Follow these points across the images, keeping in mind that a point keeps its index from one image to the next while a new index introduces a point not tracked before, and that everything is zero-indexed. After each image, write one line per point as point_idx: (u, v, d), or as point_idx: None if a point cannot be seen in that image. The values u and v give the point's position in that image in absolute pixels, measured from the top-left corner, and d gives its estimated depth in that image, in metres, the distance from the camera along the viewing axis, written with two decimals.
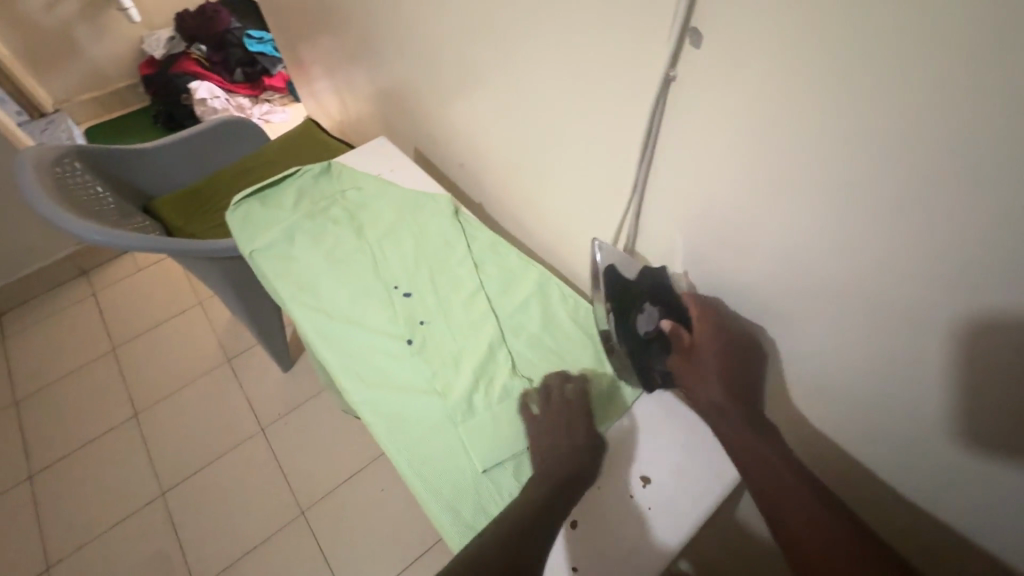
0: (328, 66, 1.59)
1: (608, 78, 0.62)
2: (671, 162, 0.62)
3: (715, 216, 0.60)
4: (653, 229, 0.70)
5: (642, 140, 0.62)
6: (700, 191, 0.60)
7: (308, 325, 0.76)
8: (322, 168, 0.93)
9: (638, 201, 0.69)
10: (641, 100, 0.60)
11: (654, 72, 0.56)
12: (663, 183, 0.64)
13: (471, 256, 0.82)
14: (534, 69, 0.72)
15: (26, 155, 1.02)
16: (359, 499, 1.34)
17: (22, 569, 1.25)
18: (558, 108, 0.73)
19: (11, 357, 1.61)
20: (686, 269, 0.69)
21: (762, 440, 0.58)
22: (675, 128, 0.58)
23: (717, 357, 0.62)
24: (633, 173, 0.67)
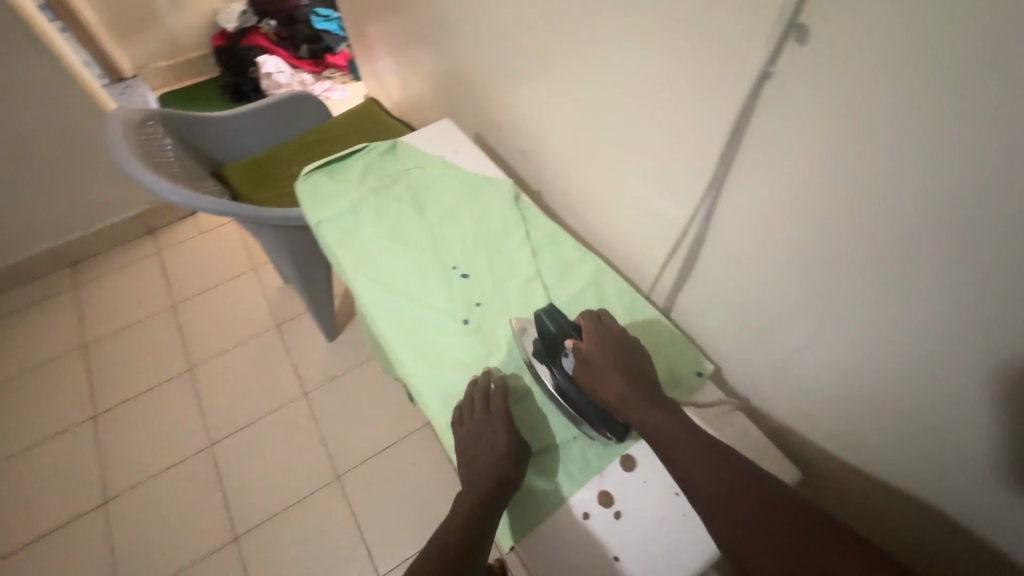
0: (393, 46, 1.62)
1: (691, 74, 0.60)
2: (749, 165, 0.59)
3: (791, 224, 0.58)
4: (720, 233, 0.68)
5: (724, 140, 0.60)
6: (777, 198, 0.58)
7: (367, 296, 0.79)
8: (387, 146, 0.95)
9: (709, 203, 0.67)
10: (728, 98, 0.57)
11: (747, 69, 0.54)
12: (738, 186, 0.62)
13: (529, 243, 0.83)
14: (609, 61, 0.71)
15: (116, 117, 1.10)
16: (390, 471, 1.38)
17: (82, 499, 1.35)
18: (630, 103, 0.71)
19: (82, 304, 1.73)
20: (750, 277, 0.67)
21: (669, 424, 0.57)
22: (759, 130, 0.56)
23: (610, 356, 0.63)
24: (707, 173, 0.65)
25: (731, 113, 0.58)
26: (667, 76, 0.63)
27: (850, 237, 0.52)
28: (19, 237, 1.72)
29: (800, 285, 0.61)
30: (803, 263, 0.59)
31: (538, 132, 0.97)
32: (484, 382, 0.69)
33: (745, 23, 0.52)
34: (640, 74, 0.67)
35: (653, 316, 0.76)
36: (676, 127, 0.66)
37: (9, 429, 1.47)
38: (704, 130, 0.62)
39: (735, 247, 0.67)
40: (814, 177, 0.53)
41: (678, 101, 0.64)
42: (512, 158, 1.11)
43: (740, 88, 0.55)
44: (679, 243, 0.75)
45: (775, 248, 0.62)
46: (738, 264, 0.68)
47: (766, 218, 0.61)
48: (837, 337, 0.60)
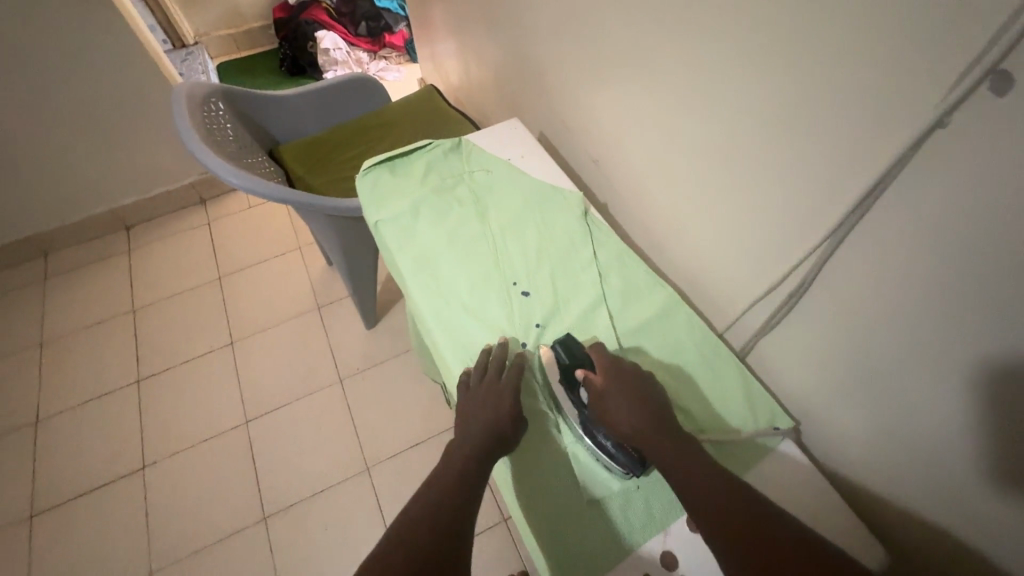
0: (458, 32, 1.56)
1: (824, 109, 0.52)
2: (882, 220, 0.51)
3: (922, 292, 0.50)
4: (829, 288, 0.60)
5: (861, 191, 0.51)
6: (916, 261, 0.49)
7: (423, 307, 0.75)
8: (453, 144, 0.91)
9: (822, 253, 0.58)
10: (876, 144, 0.49)
11: (912, 110, 0.45)
12: (863, 243, 0.54)
13: (597, 264, 0.77)
14: (716, 82, 0.63)
15: (181, 91, 1.08)
16: (418, 468, 1.37)
17: (123, 461, 1.39)
18: (739, 126, 0.63)
19: (133, 268, 1.77)
20: (856, 338, 0.59)
21: (683, 451, 0.54)
22: (905, 184, 0.48)
23: (624, 387, 0.61)
24: (828, 223, 0.56)
25: (878, 162, 0.49)
26: (793, 107, 0.55)
27: (998, 323, 0.44)
28: (79, 198, 1.76)
29: (918, 364, 0.53)
30: (931, 341, 0.51)
31: (613, 141, 0.90)
32: (496, 354, 0.68)
33: (906, 58, 0.44)
34: (757, 102, 0.59)
35: (728, 356, 0.70)
36: (795, 166, 0.58)
37: (59, 385, 1.52)
38: (831, 175, 0.54)
39: (846, 306, 0.59)
40: (967, 249, 0.45)
41: (800, 136, 0.56)
42: (579, 164, 1.05)
43: (896, 134, 0.47)
44: (774, 289, 0.67)
45: (897, 317, 0.53)
46: (845, 324, 0.60)
47: (894, 283, 0.52)
48: (953, 428, 0.52)
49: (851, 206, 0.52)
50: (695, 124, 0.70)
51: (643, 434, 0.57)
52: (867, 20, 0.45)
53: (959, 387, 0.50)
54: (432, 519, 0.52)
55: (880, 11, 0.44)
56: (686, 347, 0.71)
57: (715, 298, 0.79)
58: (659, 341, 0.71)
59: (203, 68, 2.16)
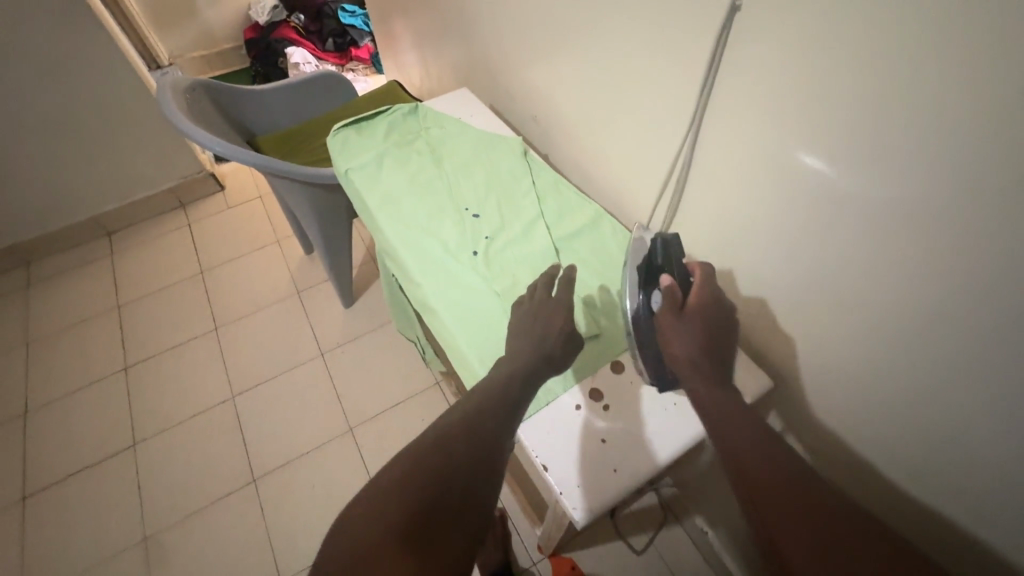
0: (417, 34, 1.73)
1: (674, 22, 0.68)
2: (720, 99, 0.67)
3: (756, 156, 0.65)
4: (699, 168, 0.75)
5: (703, 75, 0.67)
6: (748, 129, 0.65)
7: (389, 231, 0.87)
8: (410, 108, 1.05)
9: (692, 140, 0.74)
10: (704, 36, 0.65)
11: (721, 5, 0.61)
12: (713, 122, 0.69)
13: (534, 190, 0.91)
14: (605, 18, 0.80)
15: (166, 82, 1.21)
16: (398, 428, 1.46)
17: (113, 442, 1.45)
18: (626, 52, 0.79)
19: (116, 269, 1.85)
20: (726, 216, 0.74)
21: (729, 403, 0.60)
22: (729, 65, 0.64)
23: (699, 319, 0.66)
24: (690, 111, 0.72)
25: (709, 50, 0.65)
26: (654, 22, 0.71)
27: (804, 166, 0.60)
28: (61, 204, 1.84)
29: (766, 212, 0.68)
30: (767, 188, 0.66)
31: (546, 97, 1.06)
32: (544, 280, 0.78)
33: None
34: (633, 26, 0.75)
35: None
36: (662, 72, 0.74)
37: (46, 378, 1.58)
38: (683, 70, 0.70)
39: (716, 187, 0.74)
40: (776, 103, 0.60)
41: (664, 49, 0.72)
42: (524, 126, 1.21)
43: (714, 25, 0.63)
44: (670, 183, 0.82)
45: (740, 172, 0.69)
46: (715, 197, 0.75)
47: (737, 148, 0.68)
48: (793, 259, 0.67)
49: (700, 88, 0.68)
50: (597, 60, 0.86)
51: (692, 369, 0.63)
52: None
53: (792, 220, 0.65)
54: (452, 456, 0.56)
55: None
56: (611, 247, 0.85)
57: (633, 211, 0.95)
58: (590, 244, 0.85)
59: None
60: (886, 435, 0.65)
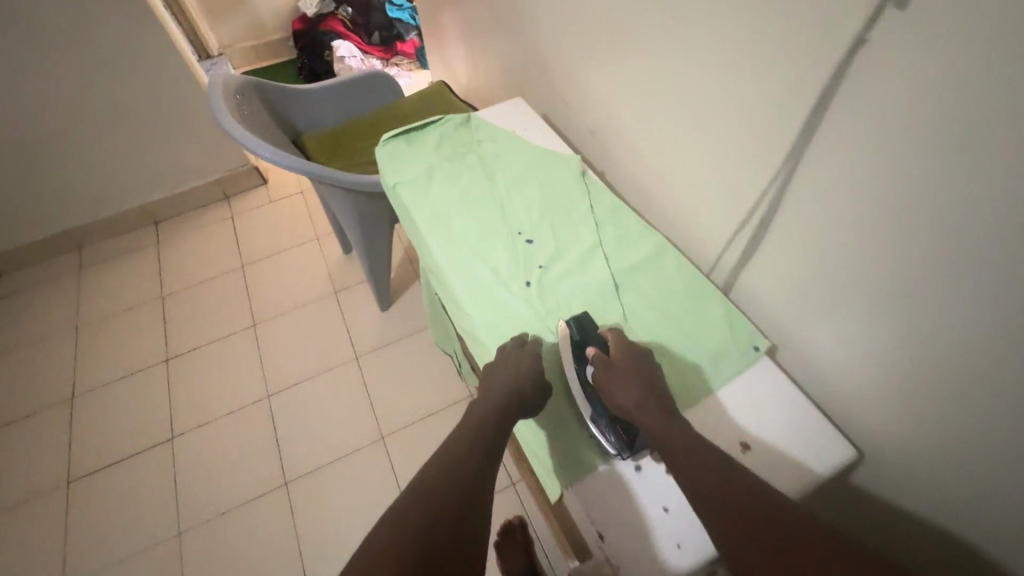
0: (467, 32, 1.68)
1: (774, 48, 0.61)
2: (824, 139, 0.59)
3: (864, 203, 0.58)
4: (788, 210, 0.68)
5: (809, 110, 0.60)
6: (856, 173, 0.57)
7: (437, 251, 0.82)
8: (462, 119, 1.00)
9: (784, 178, 0.67)
10: (814, 68, 0.57)
11: (838, 36, 0.53)
12: (813, 162, 0.62)
13: (593, 216, 0.86)
14: (686, 37, 0.72)
15: (216, 80, 1.19)
16: (432, 437, 1.44)
17: (153, 433, 1.48)
18: (707, 77, 0.72)
19: (161, 259, 1.88)
20: (817, 263, 0.67)
21: (683, 436, 0.61)
22: (841, 102, 0.56)
23: (629, 372, 0.68)
24: (786, 146, 0.64)
25: (820, 83, 0.57)
26: (748, 46, 0.64)
27: (930, 219, 0.52)
28: (113, 192, 1.88)
29: (871, 267, 0.60)
30: (877, 242, 0.58)
31: (607, 114, 0.99)
32: (515, 336, 0.75)
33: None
34: (721, 49, 0.68)
35: (712, 290, 0.77)
36: (753, 101, 0.66)
37: (92, 364, 1.62)
38: (780, 101, 0.63)
39: (806, 232, 0.67)
40: (897, 149, 0.52)
41: (758, 76, 0.64)
42: (579, 139, 1.15)
43: (829, 56, 0.55)
44: (749, 220, 0.74)
45: (842, 221, 0.61)
46: (804, 241, 0.67)
47: (841, 194, 0.60)
48: (902, 321, 0.59)
49: (804, 127, 0.60)
50: (671, 81, 0.79)
51: (642, 411, 0.64)
52: None
53: (905, 279, 0.57)
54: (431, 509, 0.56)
55: None
56: (675, 282, 0.78)
57: (698, 243, 0.88)
58: (651, 279, 0.79)
59: None
60: (1004, 519, 0.57)
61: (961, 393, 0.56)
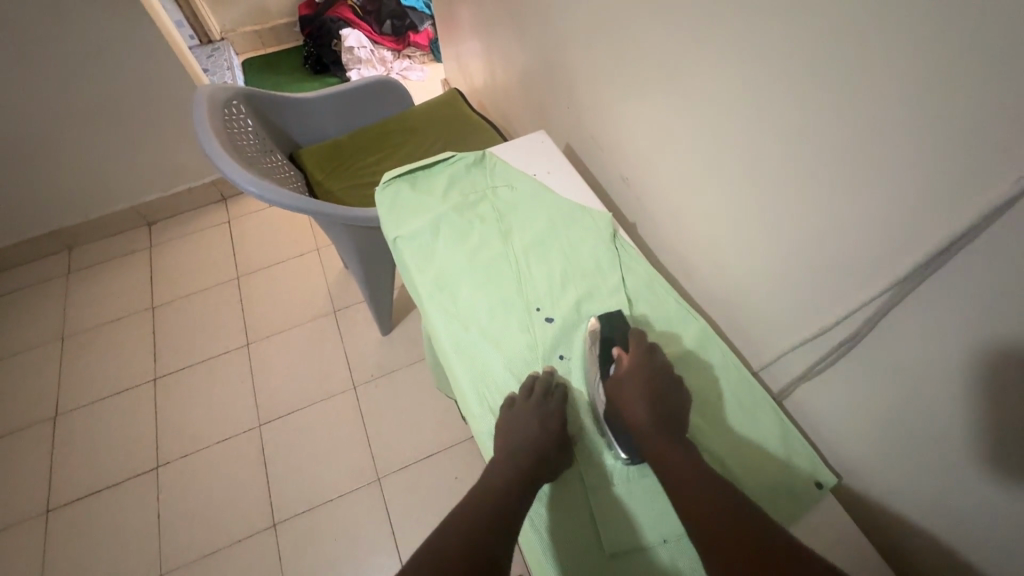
0: (485, 34, 1.52)
1: (902, 151, 0.47)
2: (957, 275, 0.47)
3: (1004, 359, 0.45)
4: (888, 336, 0.56)
5: (938, 243, 0.47)
6: (998, 323, 0.45)
7: (443, 332, 0.71)
8: (476, 158, 0.87)
9: (890, 301, 0.54)
10: (962, 192, 0.44)
11: (1008, 157, 0.40)
12: (938, 294, 0.49)
13: (625, 291, 0.74)
14: (771, 110, 0.59)
15: (204, 92, 1.05)
16: (429, 481, 1.34)
17: (137, 461, 1.40)
18: (796, 157, 0.58)
19: (153, 265, 1.78)
20: (921, 402, 0.55)
21: (684, 459, 0.56)
22: (989, 235, 0.43)
23: (645, 381, 0.63)
24: (895, 271, 0.52)
25: (967, 214, 0.44)
26: (859, 141, 0.51)
27: None
28: (104, 193, 1.77)
29: (987, 433, 0.48)
30: (1006, 409, 0.46)
31: (651, 165, 0.86)
32: (533, 378, 0.67)
33: (1007, 103, 0.39)
34: (822, 135, 0.54)
35: (766, 400, 0.67)
36: (860, 204, 0.53)
37: (78, 379, 1.54)
38: (898, 213, 0.50)
39: (913, 362, 0.54)
40: None
41: (871, 177, 0.51)
42: (609, 181, 1.02)
43: (987, 181, 0.42)
44: (826, 331, 0.62)
45: (960, 369, 0.49)
46: (903, 371, 0.56)
47: (968, 344, 0.48)
48: (1022, 507, 0.47)
49: (933, 255, 0.47)
50: (745, 153, 0.65)
51: (648, 429, 0.59)
52: (966, 57, 0.40)
53: None
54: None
55: (980, 44, 0.39)
56: (719, 384, 0.68)
57: (756, 333, 0.76)
58: (692, 376, 0.69)
59: (227, 65, 2.18)
60: None
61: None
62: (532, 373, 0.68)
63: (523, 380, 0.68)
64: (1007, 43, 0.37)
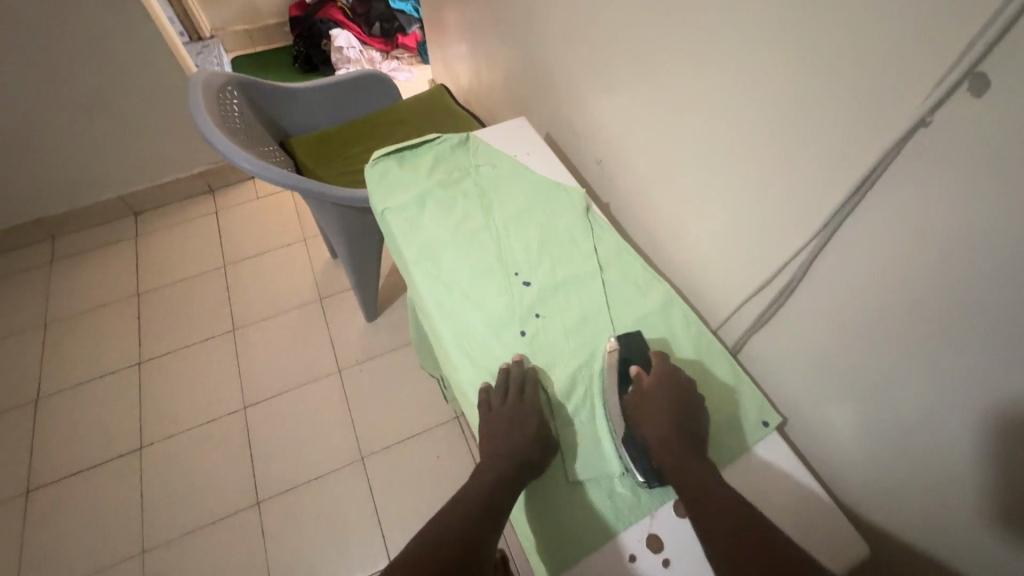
0: (471, 33, 1.59)
1: (817, 116, 0.56)
2: (867, 221, 0.55)
3: (907, 290, 0.53)
4: (820, 284, 0.63)
5: (846, 192, 0.55)
6: (900, 259, 0.53)
7: (427, 293, 0.77)
8: (460, 139, 0.93)
9: (812, 252, 0.62)
10: (863, 146, 0.52)
11: (895, 114, 0.49)
12: (858, 238, 0.57)
13: (596, 258, 0.81)
14: (718, 88, 0.67)
15: (199, 76, 1.09)
16: (413, 460, 1.38)
17: (120, 442, 1.41)
18: (739, 130, 0.66)
19: (139, 253, 1.79)
20: (843, 341, 0.63)
21: (712, 481, 0.56)
22: (893, 184, 0.51)
23: (667, 400, 0.64)
24: (815, 222, 0.60)
25: (867, 163, 0.52)
26: (785, 111, 0.59)
27: (981, 322, 0.47)
28: (91, 182, 1.79)
29: (902, 360, 0.56)
30: (916, 337, 0.54)
31: (623, 149, 0.93)
32: (509, 377, 0.69)
33: (900, 67, 0.47)
34: (758, 104, 0.62)
35: (720, 353, 0.74)
36: (790, 162, 0.61)
37: (62, 364, 1.54)
38: (821, 167, 0.58)
39: (831, 303, 0.63)
40: (954, 244, 0.48)
41: (798, 137, 0.59)
42: (586, 166, 1.09)
43: (880, 135, 0.50)
44: (766, 284, 0.70)
45: (876, 305, 0.57)
46: (837, 316, 0.63)
47: (881, 282, 0.56)
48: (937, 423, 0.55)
49: (844, 201, 0.56)
50: (700, 129, 0.73)
51: (672, 448, 0.60)
52: (867, 27, 0.48)
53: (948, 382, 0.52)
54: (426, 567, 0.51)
55: (875, 17, 0.47)
56: (681, 340, 0.75)
57: (711, 298, 0.83)
58: (655, 335, 0.75)
59: (217, 61, 2.23)
60: None
61: (995, 507, 0.51)
62: (505, 365, 0.70)
63: (498, 373, 0.70)
64: (898, 16, 0.46)
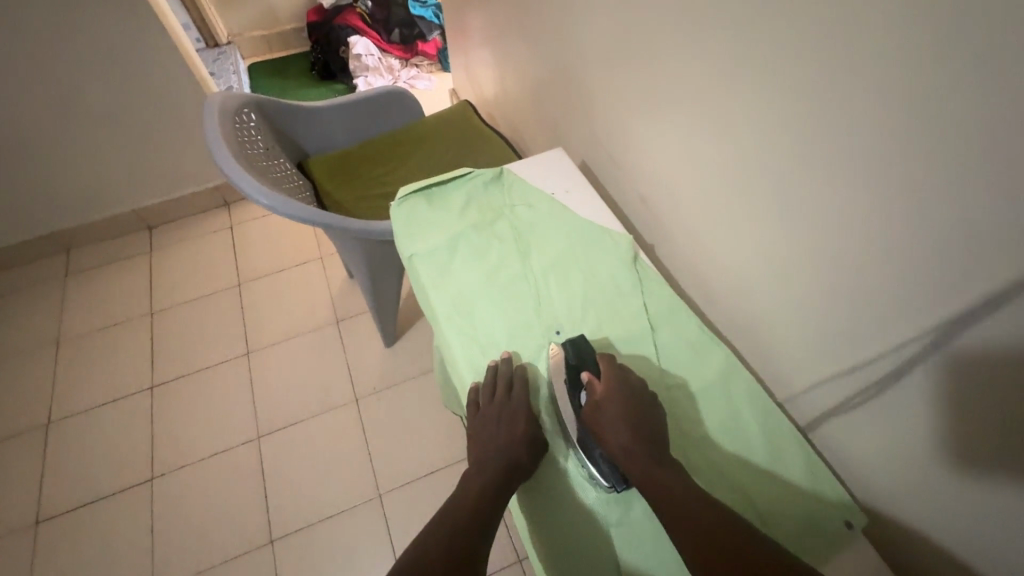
0: (497, 46, 1.51)
1: (934, 202, 0.46)
2: (992, 331, 0.46)
3: None
4: (924, 384, 0.54)
5: (974, 300, 0.46)
6: None
7: (462, 357, 0.71)
8: (493, 175, 0.86)
9: (919, 352, 0.53)
10: (1002, 251, 0.42)
11: None
12: (976, 346, 0.47)
13: (646, 317, 0.73)
14: (799, 147, 0.58)
15: (215, 100, 1.03)
16: (431, 499, 1.31)
17: (131, 471, 1.36)
18: (826, 198, 0.57)
19: (152, 269, 1.75)
20: (951, 451, 0.54)
21: (676, 482, 0.57)
22: None
23: (620, 405, 0.63)
24: (926, 321, 0.51)
25: (1006, 273, 0.43)
26: (891, 190, 0.50)
27: None
28: (105, 196, 1.75)
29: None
30: None
31: (673, 191, 0.85)
32: (496, 376, 0.69)
33: None
34: (854, 176, 0.53)
35: (792, 442, 0.66)
36: (890, 243, 0.52)
37: (72, 387, 1.50)
38: (932, 255, 0.48)
39: (937, 409, 0.54)
40: None
41: (903, 219, 0.50)
42: (626, 199, 1.00)
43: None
44: (855, 370, 0.62)
45: (994, 420, 0.48)
46: (943, 418, 0.54)
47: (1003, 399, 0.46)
48: None
49: (969, 310, 0.46)
50: (771, 184, 0.64)
51: (633, 453, 0.59)
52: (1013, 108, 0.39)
53: None
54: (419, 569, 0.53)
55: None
56: (744, 420, 0.68)
57: (778, 363, 0.75)
58: (712, 411, 0.69)
59: (233, 68, 2.17)
60: None
61: None
62: (493, 362, 0.70)
63: (484, 374, 0.69)
64: None
